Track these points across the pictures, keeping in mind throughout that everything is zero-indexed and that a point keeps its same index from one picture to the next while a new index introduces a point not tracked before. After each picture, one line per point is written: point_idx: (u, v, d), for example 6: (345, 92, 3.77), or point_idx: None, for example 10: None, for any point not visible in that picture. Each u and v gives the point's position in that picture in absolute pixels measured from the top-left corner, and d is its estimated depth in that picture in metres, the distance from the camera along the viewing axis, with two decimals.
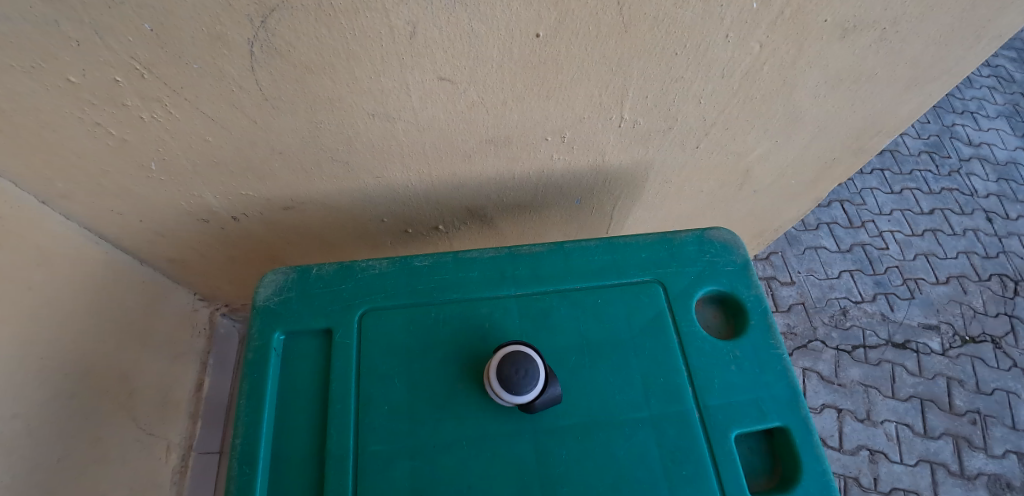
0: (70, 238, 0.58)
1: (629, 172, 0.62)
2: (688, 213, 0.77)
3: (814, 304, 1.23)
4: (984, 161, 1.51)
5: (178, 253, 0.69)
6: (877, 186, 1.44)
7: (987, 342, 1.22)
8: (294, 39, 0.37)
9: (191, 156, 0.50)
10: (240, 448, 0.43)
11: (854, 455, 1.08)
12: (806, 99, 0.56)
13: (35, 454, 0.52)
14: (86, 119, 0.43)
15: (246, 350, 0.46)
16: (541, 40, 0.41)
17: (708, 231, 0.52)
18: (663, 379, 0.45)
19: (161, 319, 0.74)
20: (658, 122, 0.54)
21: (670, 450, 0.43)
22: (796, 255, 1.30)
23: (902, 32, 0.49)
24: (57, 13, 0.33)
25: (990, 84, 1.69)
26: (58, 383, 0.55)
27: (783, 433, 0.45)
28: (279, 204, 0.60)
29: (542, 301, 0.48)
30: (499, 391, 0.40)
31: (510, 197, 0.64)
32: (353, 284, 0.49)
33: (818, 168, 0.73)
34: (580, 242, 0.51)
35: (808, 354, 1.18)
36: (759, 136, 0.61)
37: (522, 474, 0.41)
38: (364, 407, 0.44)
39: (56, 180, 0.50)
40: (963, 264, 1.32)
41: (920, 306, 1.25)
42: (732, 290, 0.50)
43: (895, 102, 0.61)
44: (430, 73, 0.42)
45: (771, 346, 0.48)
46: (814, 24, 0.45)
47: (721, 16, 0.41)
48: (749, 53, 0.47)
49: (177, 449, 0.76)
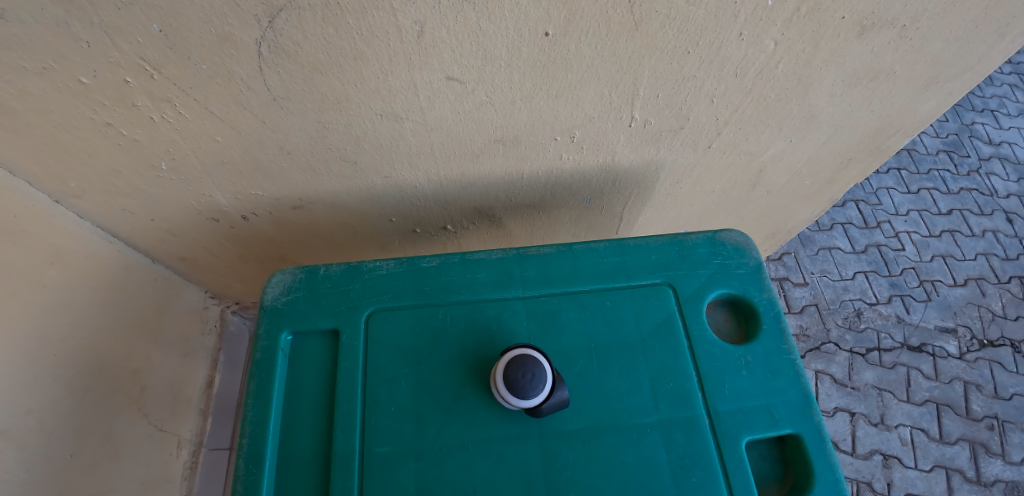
0: (83, 237, 0.59)
1: (640, 172, 0.62)
2: (699, 213, 0.76)
3: (827, 306, 1.21)
4: (1005, 161, 1.47)
5: (188, 252, 0.69)
6: (893, 185, 1.41)
7: (1005, 346, 1.19)
8: (301, 39, 0.37)
9: (201, 156, 0.50)
10: (247, 448, 0.43)
11: (867, 461, 1.06)
12: (823, 98, 0.55)
13: (48, 450, 0.53)
14: (97, 119, 0.43)
15: (253, 350, 0.46)
16: (550, 39, 0.40)
17: (719, 233, 0.51)
18: (673, 383, 0.45)
19: (171, 316, 0.75)
20: (669, 122, 0.53)
21: (679, 456, 0.42)
22: (810, 255, 1.28)
23: (922, 29, 0.48)
24: (67, 15, 0.33)
25: (1012, 81, 1.65)
26: (73, 379, 0.56)
27: (795, 441, 0.44)
28: (288, 204, 0.60)
29: (549, 303, 0.48)
30: (505, 395, 0.40)
31: (519, 197, 0.63)
32: (361, 285, 0.49)
33: (833, 168, 0.71)
34: (589, 244, 0.50)
35: (821, 356, 1.16)
36: (773, 135, 0.60)
37: (528, 478, 0.41)
38: (370, 409, 0.43)
39: (68, 179, 0.51)
40: (981, 266, 1.29)
41: (937, 309, 1.22)
42: (744, 293, 0.49)
43: (915, 100, 0.60)
44: (438, 73, 0.42)
45: (784, 351, 0.47)
46: (831, 21, 0.44)
47: (736, 13, 0.40)
48: (763, 51, 0.46)
49: (188, 445, 0.77)
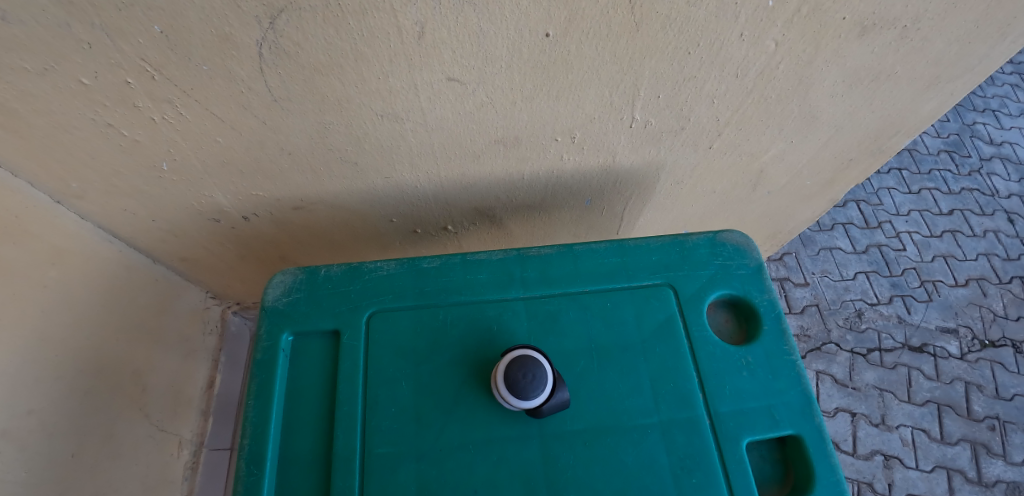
0: (84, 238, 0.59)
1: (640, 172, 0.61)
2: (700, 213, 0.75)
3: (828, 306, 1.21)
4: (1007, 161, 1.47)
5: (189, 252, 0.69)
6: (894, 186, 1.41)
7: (1007, 346, 1.19)
8: (301, 40, 0.37)
9: (202, 156, 0.50)
10: (248, 448, 0.43)
11: (868, 461, 1.06)
12: (824, 98, 0.55)
13: (49, 450, 0.53)
14: (98, 120, 0.43)
15: (254, 351, 0.46)
16: (551, 40, 0.40)
17: (720, 234, 0.51)
18: (673, 384, 0.45)
19: (172, 316, 0.75)
20: (670, 122, 0.53)
21: (679, 457, 0.42)
22: (811, 255, 1.28)
23: (923, 29, 0.48)
24: (68, 16, 0.33)
25: (1013, 81, 1.65)
26: (74, 379, 0.56)
27: (796, 441, 0.44)
28: (289, 204, 0.60)
29: (549, 303, 0.48)
30: (506, 396, 0.40)
31: (520, 198, 0.63)
32: (362, 285, 0.49)
33: (834, 169, 0.71)
34: (590, 244, 0.50)
35: (822, 356, 1.16)
36: (774, 135, 0.60)
37: (529, 479, 0.41)
38: (371, 409, 0.43)
39: (69, 180, 0.51)
40: (982, 266, 1.29)
41: (939, 309, 1.22)
42: (745, 294, 0.49)
43: (916, 100, 0.60)
44: (438, 73, 0.42)
45: (784, 351, 0.47)
46: (832, 22, 0.44)
47: (736, 14, 0.40)
48: (764, 52, 0.46)
49: (189, 446, 0.77)
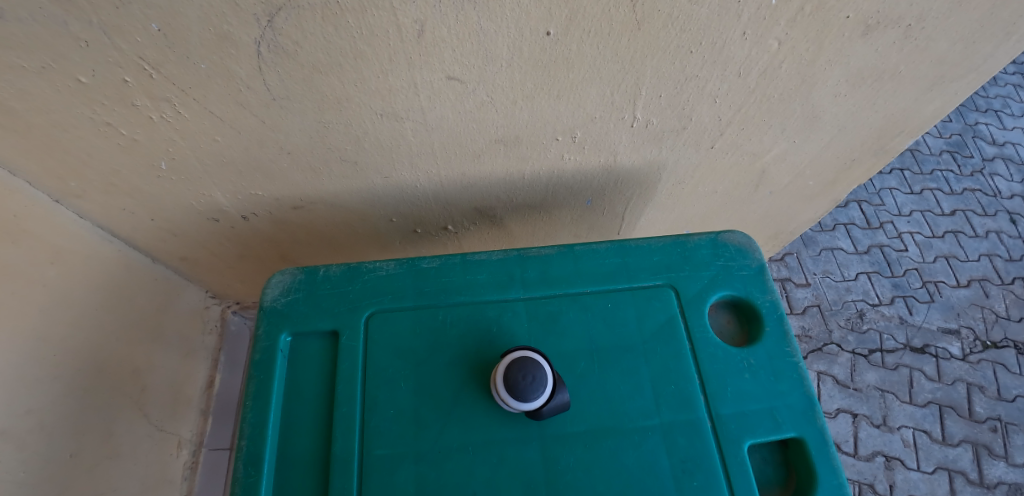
0: (84, 237, 0.59)
1: (641, 172, 0.61)
2: (701, 213, 0.75)
3: (829, 306, 1.21)
4: (1009, 161, 1.47)
5: (188, 251, 0.69)
6: (896, 186, 1.40)
7: (1009, 347, 1.19)
8: (300, 39, 0.36)
9: (201, 156, 0.49)
10: (246, 449, 0.43)
11: (870, 462, 1.05)
12: (827, 97, 0.54)
13: (47, 450, 0.53)
14: (96, 119, 0.43)
15: (253, 351, 0.46)
16: (552, 39, 0.40)
17: (722, 234, 0.51)
18: (674, 386, 0.44)
19: (171, 316, 0.74)
20: (671, 122, 0.53)
21: (681, 459, 0.42)
22: (812, 256, 1.27)
23: (927, 29, 0.47)
24: (65, 14, 0.33)
25: (1015, 81, 1.64)
26: (72, 379, 0.56)
27: (799, 444, 0.43)
28: (288, 204, 0.59)
29: (550, 304, 0.47)
30: (505, 397, 0.40)
31: (520, 197, 0.63)
32: (361, 286, 0.48)
33: (837, 168, 0.71)
34: (590, 245, 0.50)
35: (823, 357, 1.15)
36: (776, 135, 0.59)
37: (529, 481, 0.41)
38: (370, 410, 0.43)
39: (68, 179, 0.51)
40: (984, 267, 1.28)
41: (941, 310, 1.22)
42: (747, 296, 0.49)
43: (920, 100, 0.59)
44: (438, 72, 0.42)
45: (786, 353, 0.46)
46: (836, 20, 0.43)
47: (739, 13, 0.40)
48: (766, 51, 0.45)
49: (188, 445, 0.77)
